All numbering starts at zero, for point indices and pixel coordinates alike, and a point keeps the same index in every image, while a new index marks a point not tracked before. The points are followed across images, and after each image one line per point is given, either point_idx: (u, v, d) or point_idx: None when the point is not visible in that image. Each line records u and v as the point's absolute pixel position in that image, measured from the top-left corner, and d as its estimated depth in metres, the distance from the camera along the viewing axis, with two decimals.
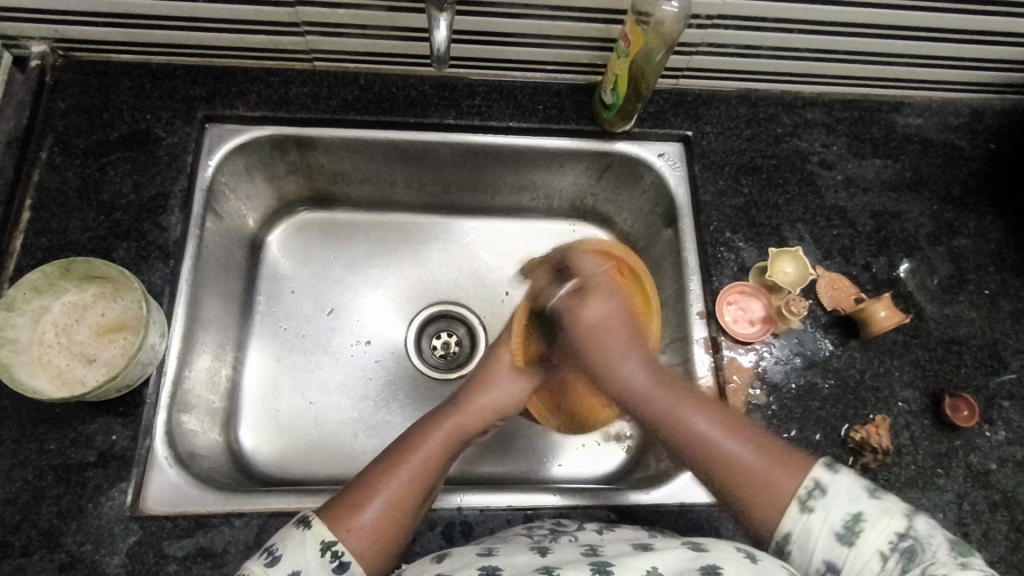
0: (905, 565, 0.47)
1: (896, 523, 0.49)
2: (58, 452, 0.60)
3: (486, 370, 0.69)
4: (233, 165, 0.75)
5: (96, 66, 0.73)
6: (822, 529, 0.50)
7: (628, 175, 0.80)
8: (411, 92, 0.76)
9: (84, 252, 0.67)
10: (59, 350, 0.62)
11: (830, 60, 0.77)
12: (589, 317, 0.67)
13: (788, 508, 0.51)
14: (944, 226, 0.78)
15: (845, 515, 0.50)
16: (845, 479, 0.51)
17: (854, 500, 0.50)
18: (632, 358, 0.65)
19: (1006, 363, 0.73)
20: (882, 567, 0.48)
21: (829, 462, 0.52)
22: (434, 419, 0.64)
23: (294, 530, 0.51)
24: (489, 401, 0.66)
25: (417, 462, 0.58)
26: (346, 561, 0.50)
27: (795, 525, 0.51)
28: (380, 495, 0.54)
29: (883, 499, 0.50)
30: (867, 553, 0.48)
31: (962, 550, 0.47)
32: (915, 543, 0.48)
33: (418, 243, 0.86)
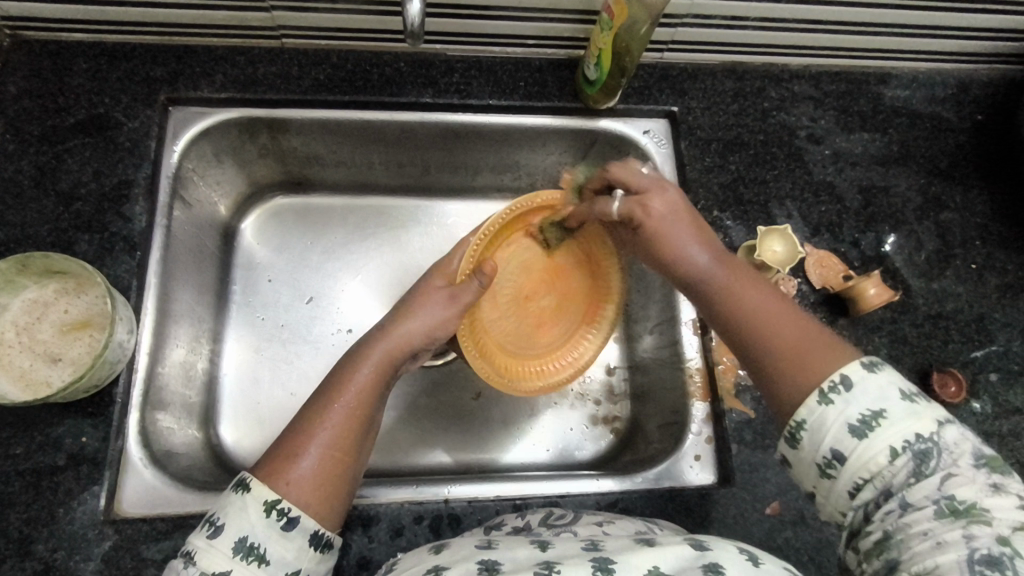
0: (919, 466, 0.41)
1: (922, 426, 0.42)
2: (25, 457, 0.57)
3: (421, 297, 0.60)
4: (200, 151, 0.71)
5: (48, 47, 0.69)
6: (837, 422, 0.43)
7: (614, 153, 0.78)
8: (385, 70, 0.73)
9: (43, 245, 0.63)
10: (21, 351, 0.59)
11: (817, 32, 0.75)
12: (654, 212, 0.56)
13: (807, 396, 0.44)
14: (931, 200, 0.77)
15: (865, 410, 0.42)
16: (880, 378, 0.43)
17: (880, 397, 0.43)
18: (693, 240, 0.54)
19: (992, 337, 0.72)
20: (891, 464, 0.41)
21: (867, 361, 0.44)
22: (363, 348, 0.57)
23: (232, 495, 0.46)
24: (414, 329, 0.58)
25: (349, 400, 0.53)
26: (294, 516, 0.46)
27: (810, 413, 0.44)
28: (317, 440, 0.50)
29: (915, 401, 0.43)
30: (879, 449, 0.41)
31: (994, 467, 0.41)
32: (935, 448, 0.41)
33: (398, 227, 0.83)
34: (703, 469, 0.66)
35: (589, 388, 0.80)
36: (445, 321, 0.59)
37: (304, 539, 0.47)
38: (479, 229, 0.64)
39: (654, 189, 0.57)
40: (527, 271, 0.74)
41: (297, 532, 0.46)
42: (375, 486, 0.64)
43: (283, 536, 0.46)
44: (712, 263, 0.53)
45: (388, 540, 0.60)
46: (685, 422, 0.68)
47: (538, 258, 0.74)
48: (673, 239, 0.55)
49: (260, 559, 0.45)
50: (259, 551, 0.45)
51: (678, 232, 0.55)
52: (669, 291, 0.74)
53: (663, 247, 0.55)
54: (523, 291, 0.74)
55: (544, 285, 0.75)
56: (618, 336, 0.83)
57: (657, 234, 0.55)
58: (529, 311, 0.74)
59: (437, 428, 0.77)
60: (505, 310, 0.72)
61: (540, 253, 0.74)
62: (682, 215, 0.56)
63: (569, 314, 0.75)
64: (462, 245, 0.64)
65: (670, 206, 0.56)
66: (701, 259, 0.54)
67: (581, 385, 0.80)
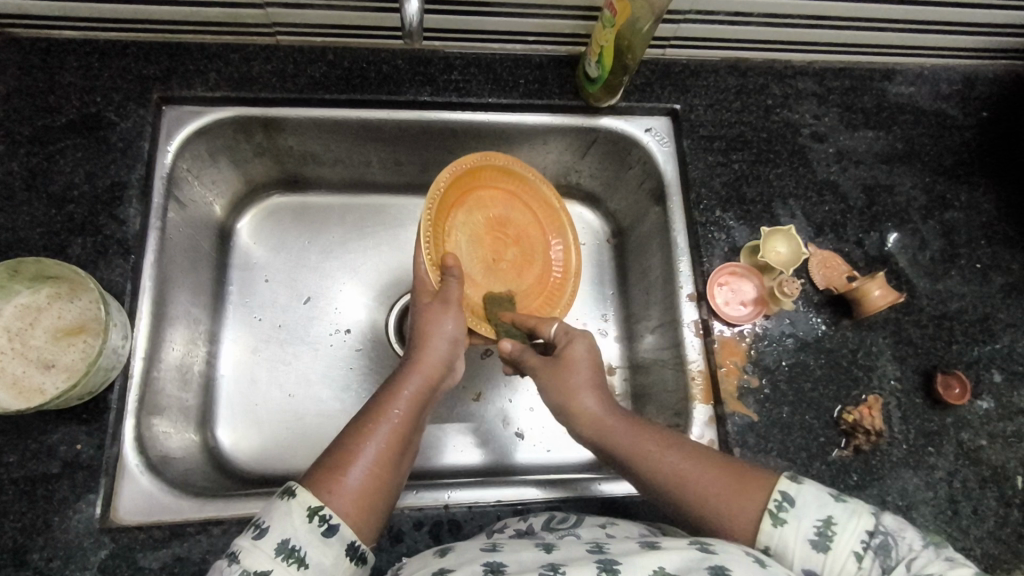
0: (884, 562, 0.45)
1: (864, 523, 0.47)
2: (20, 465, 0.56)
3: (432, 307, 0.61)
4: (194, 150, 0.70)
5: (37, 44, 0.68)
6: (799, 540, 0.47)
7: (615, 151, 0.77)
8: (383, 67, 0.71)
9: (35, 249, 0.62)
10: (13, 357, 0.58)
11: (822, 27, 0.74)
12: (576, 351, 0.62)
13: (760, 522, 0.48)
14: (936, 198, 0.76)
15: (817, 522, 0.47)
16: (811, 491, 0.49)
17: (821, 506, 0.48)
18: (588, 388, 0.60)
19: (996, 338, 0.72)
20: (860, 566, 0.45)
21: (793, 475, 0.50)
22: (399, 373, 0.58)
23: (277, 501, 0.47)
24: (439, 344, 0.60)
25: (394, 416, 0.53)
26: (335, 523, 0.46)
27: (771, 539, 0.48)
28: (364, 455, 0.50)
29: (847, 501, 0.48)
30: (843, 556, 0.46)
31: (937, 543, 0.45)
32: (884, 538, 0.46)
33: (396, 226, 0.82)
34: None
35: None
36: (457, 323, 0.61)
37: (341, 547, 0.46)
38: (421, 232, 0.62)
39: (576, 331, 0.64)
40: (476, 241, 0.72)
41: (337, 538, 0.46)
42: None
43: (323, 542, 0.46)
44: (602, 407, 0.59)
45: (388, 547, 0.59)
46: (687, 424, 0.68)
47: (477, 224, 0.72)
48: (573, 384, 0.60)
49: (300, 562, 0.45)
50: (300, 554, 0.45)
51: (575, 377, 0.61)
52: (670, 291, 0.73)
53: (563, 386, 0.60)
54: (486, 257, 0.73)
55: (500, 241, 0.74)
56: (619, 335, 0.82)
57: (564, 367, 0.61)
58: (502, 270, 0.74)
59: (436, 428, 0.76)
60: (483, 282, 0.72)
61: (478, 220, 0.72)
62: (592, 365, 0.62)
63: (535, 245, 0.75)
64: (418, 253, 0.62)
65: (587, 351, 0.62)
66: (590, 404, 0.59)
67: None
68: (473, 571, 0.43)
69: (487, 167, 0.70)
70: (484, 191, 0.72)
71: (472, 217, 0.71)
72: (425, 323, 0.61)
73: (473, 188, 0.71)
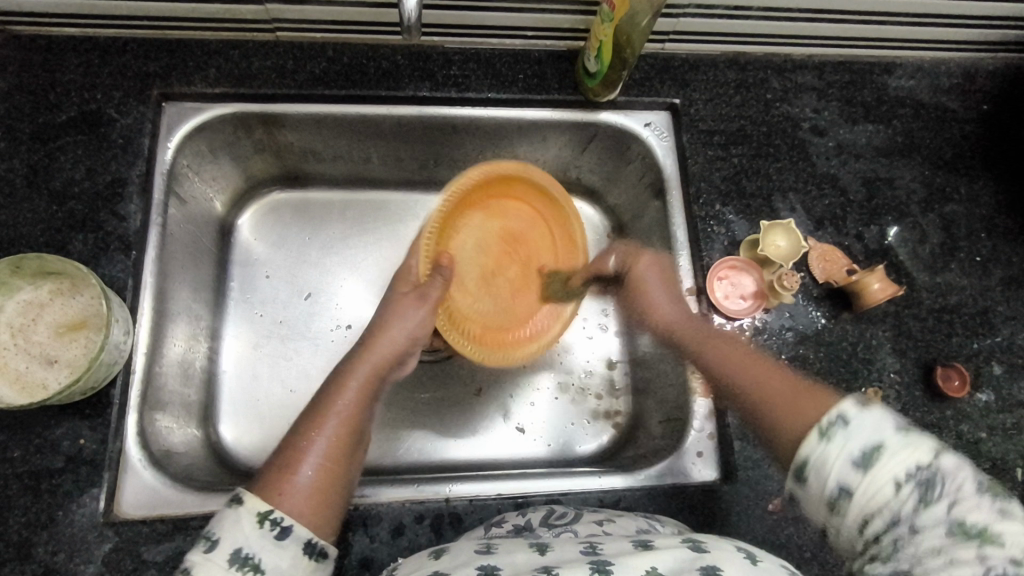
0: (926, 499, 0.37)
1: (921, 456, 0.38)
2: (23, 459, 0.57)
3: (396, 305, 0.61)
4: (195, 147, 0.70)
5: (37, 41, 0.68)
6: (838, 459, 0.39)
7: (615, 146, 0.77)
8: (383, 63, 0.71)
9: (37, 245, 0.63)
10: (16, 352, 0.59)
11: (822, 21, 0.74)
12: (642, 270, 0.67)
13: (806, 434, 0.40)
14: (936, 191, 0.76)
15: (867, 442, 0.38)
16: (874, 411, 0.39)
17: (878, 426, 0.39)
18: (664, 295, 0.65)
19: (996, 330, 0.72)
20: (898, 498, 0.37)
21: (860, 396, 0.40)
22: (348, 363, 0.57)
23: (224, 509, 0.45)
24: (395, 335, 0.59)
25: (341, 411, 0.53)
26: (287, 525, 0.45)
27: (811, 451, 0.40)
28: (309, 455, 0.50)
29: (910, 427, 0.39)
30: (883, 485, 0.37)
31: (996, 491, 0.38)
32: (938, 475, 0.37)
33: (396, 221, 0.82)
34: (706, 466, 0.66)
35: (590, 383, 0.80)
36: (416, 314, 0.60)
37: (298, 548, 0.45)
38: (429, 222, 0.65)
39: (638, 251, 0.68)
40: (484, 249, 0.74)
41: (291, 541, 0.45)
42: (374, 484, 0.64)
43: (278, 545, 0.44)
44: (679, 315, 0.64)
45: (389, 540, 0.59)
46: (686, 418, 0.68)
47: (488, 233, 0.74)
48: (649, 297, 0.66)
49: (255, 569, 0.43)
50: (254, 560, 0.43)
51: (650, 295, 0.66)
52: None
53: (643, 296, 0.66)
54: (487, 268, 0.74)
55: (507, 257, 0.75)
56: (619, 329, 0.82)
57: (637, 282, 0.67)
58: (500, 286, 0.74)
59: (437, 423, 0.77)
60: (474, 291, 0.72)
61: (491, 231, 0.74)
62: (663, 280, 0.67)
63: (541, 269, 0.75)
64: (415, 248, 0.65)
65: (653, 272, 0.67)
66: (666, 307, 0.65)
67: (582, 379, 0.80)
68: None
69: (519, 182, 0.72)
70: (514, 207, 0.75)
71: (488, 224, 0.74)
72: (384, 318, 0.60)
73: (498, 197, 0.74)
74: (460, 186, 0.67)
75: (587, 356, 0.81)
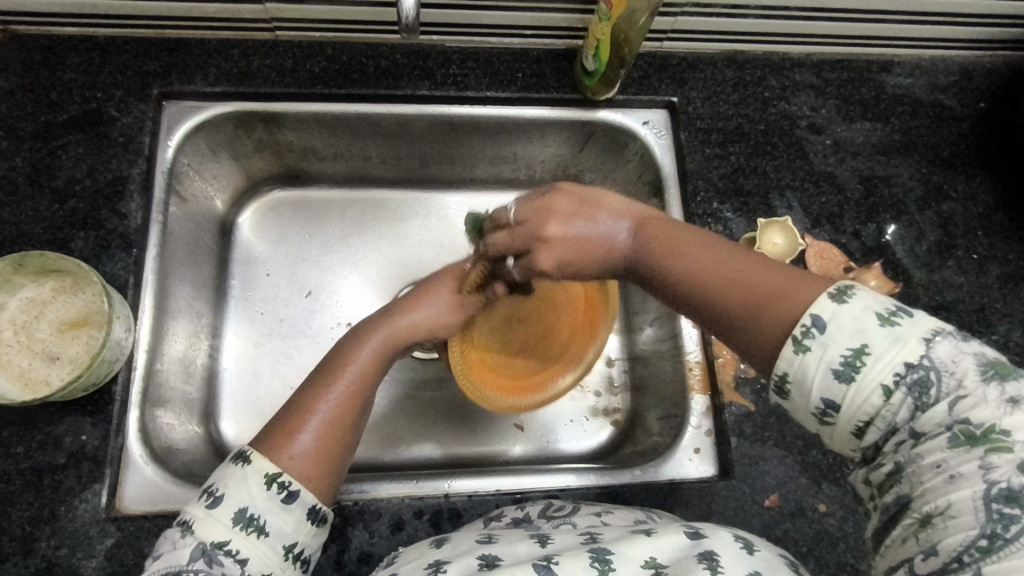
0: (918, 399, 0.37)
1: (907, 353, 0.38)
2: (26, 455, 0.57)
3: (427, 289, 0.62)
4: (195, 145, 0.70)
5: (38, 40, 0.68)
6: (819, 371, 0.40)
7: (613, 144, 0.77)
8: (382, 62, 0.72)
9: (39, 243, 0.63)
10: (18, 349, 0.59)
11: (819, 19, 0.74)
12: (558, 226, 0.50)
13: (782, 346, 0.41)
14: (933, 189, 0.76)
15: (845, 349, 0.39)
16: (853, 311, 0.40)
17: (859, 331, 0.39)
18: (602, 225, 0.50)
19: (993, 328, 0.72)
20: (887, 402, 0.38)
21: (836, 291, 0.41)
22: (365, 328, 0.58)
23: (232, 467, 0.47)
24: (418, 321, 0.59)
25: (351, 380, 0.54)
26: (295, 490, 0.46)
27: (790, 365, 0.41)
28: (315, 417, 0.50)
29: (896, 324, 0.39)
30: (867, 391, 0.39)
31: (1003, 376, 0.36)
32: (930, 373, 0.37)
33: (396, 219, 0.83)
34: (703, 462, 0.66)
35: (588, 379, 0.80)
36: (439, 307, 0.60)
37: (303, 512, 0.47)
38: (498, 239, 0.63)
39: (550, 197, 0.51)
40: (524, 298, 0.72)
41: (297, 505, 0.46)
42: (375, 481, 0.65)
43: (283, 509, 0.46)
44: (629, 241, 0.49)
45: (389, 535, 0.60)
46: (684, 415, 0.68)
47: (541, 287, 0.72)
48: (575, 242, 0.50)
49: (258, 531, 0.45)
50: (259, 522, 0.45)
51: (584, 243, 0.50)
52: None
53: (581, 256, 0.50)
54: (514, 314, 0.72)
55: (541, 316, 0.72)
56: (618, 327, 0.83)
57: (571, 248, 0.50)
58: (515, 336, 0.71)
59: (438, 420, 0.77)
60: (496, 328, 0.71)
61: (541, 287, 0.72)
62: (582, 207, 0.51)
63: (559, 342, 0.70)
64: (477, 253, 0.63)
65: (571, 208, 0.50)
66: (619, 235, 0.50)
67: None
68: (468, 565, 0.44)
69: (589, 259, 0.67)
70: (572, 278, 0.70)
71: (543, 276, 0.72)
72: (415, 298, 0.61)
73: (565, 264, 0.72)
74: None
75: None
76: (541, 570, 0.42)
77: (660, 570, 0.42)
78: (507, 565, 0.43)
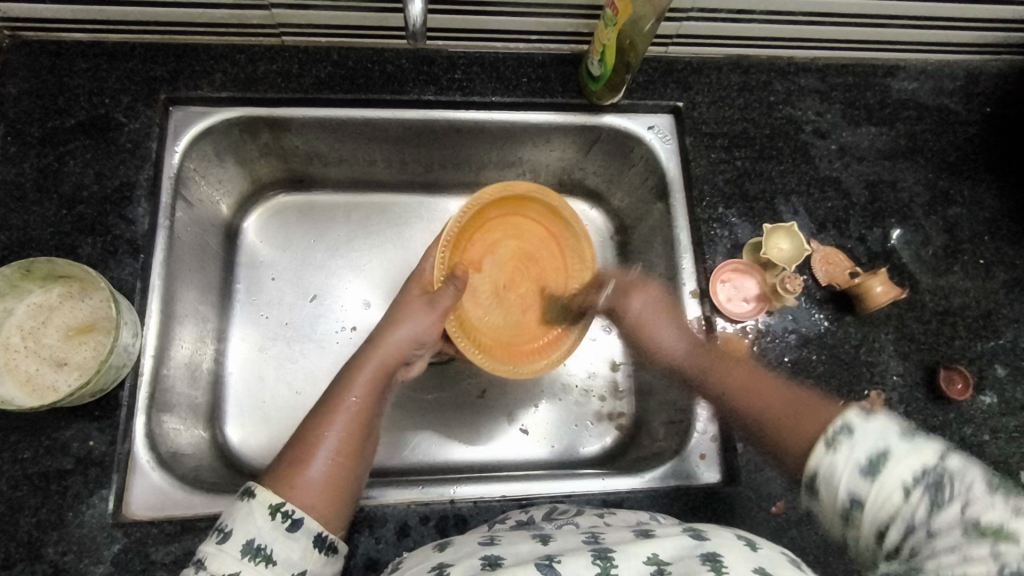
0: (937, 499, 0.34)
1: (929, 455, 0.35)
2: (34, 460, 0.58)
3: (403, 304, 0.63)
4: (201, 151, 0.70)
5: (46, 46, 0.69)
6: (846, 468, 0.37)
7: (618, 149, 0.77)
8: (387, 67, 0.72)
9: (46, 249, 0.63)
10: (26, 355, 0.59)
11: (825, 24, 0.74)
12: (634, 307, 0.68)
13: (813, 446, 0.39)
14: (939, 194, 0.76)
15: (871, 448, 0.36)
16: (876, 412, 0.38)
17: (882, 431, 0.37)
18: (667, 328, 0.67)
19: (999, 333, 0.72)
20: (910, 503, 0.35)
21: (860, 398, 0.39)
22: (356, 359, 0.59)
23: (238, 502, 0.47)
24: (403, 338, 0.60)
25: (352, 405, 0.55)
26: (298, 517, 0.47)
27: (819, 464, 0.38)
28: (321, 448, 0.51)
29: (917, 428, 0.37)
30: (891, 491, 0.35)
31: (1014, 483, 0.34)
32: (950, 474, 0.35)
33: (402, 223, 0.83)
34: (709, 468, 0.66)
35: (593, 383, 0.80)
36: (427, 323, 0.61)
37: (308, 540, 0.47)
38: (445, 232, 0.66)
39: (633, 288, 0.69)
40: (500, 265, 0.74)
41: (301, 533, 0.47)
42: (379, 487, 0.65)
43: (288, 537, 0.47)
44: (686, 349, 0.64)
45: (395, 540, 0.60)
46: (689, 420, 0.68)
47: (507, 249, 0.74)
48: (650, 325, 0.68)
49: (267, 560, 0.45)
50: (266, 552, 0.45)
51: (657, 328, 0.67)
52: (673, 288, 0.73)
53: (643, 334, 0.68)
54: (499, 285, 0.74)
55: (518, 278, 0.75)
56: None
57: (636, 325, 0.68)
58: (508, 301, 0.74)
59: (443, 423, 0.77)
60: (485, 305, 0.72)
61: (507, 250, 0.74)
62: (659, 312, 0.68)
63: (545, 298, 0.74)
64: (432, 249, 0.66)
65: (647, 306, 0.68)
66: (674, 344, 0.65)
67: (584, 381, 0.80)
68: (471, 564, 0.44)
69: (536, 203, 0.73)
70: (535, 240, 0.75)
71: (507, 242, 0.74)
72: (395, 314, 0.62)
73: (510, 215, 0.74)
74: (476, 204, 0.69)
75: (590, 357, 0.81)
76: (543, 568, 0.42)
77: (663, 566, 0.42)
78: (509, 564, 0.43)
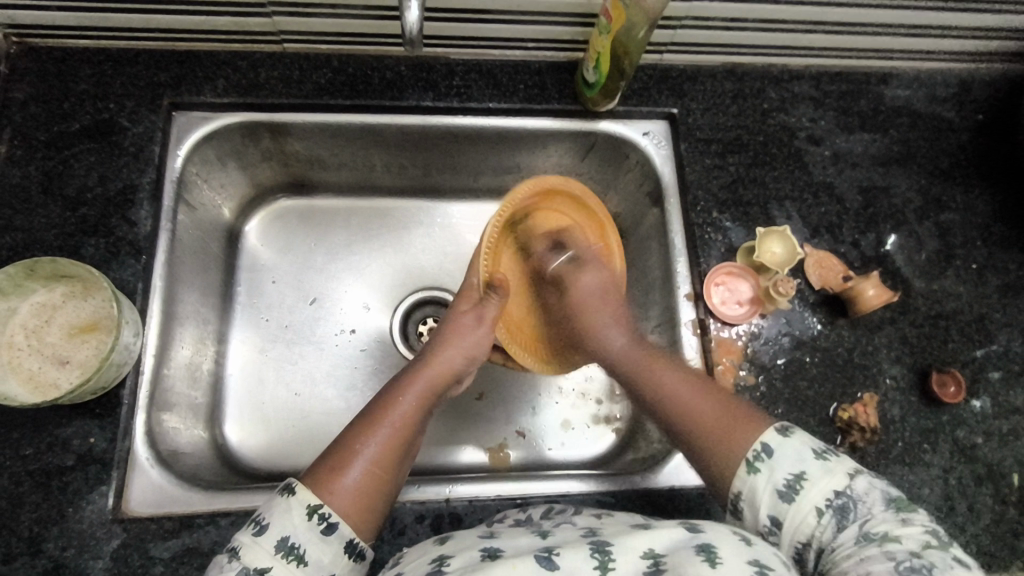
0: (841, 520, 0.48)
1: (836, 482, 0.50)
2: (35, 457, 0.59)
3: (456, 326, 0.65)
4: (203, 154, 0.72)
5: (53, 52, 0.70)
6: (766, 490, 0.51)
7: (614, 154, 0.79)
8: (386, 74, 0.73)
9: (51, 250, 0.65)
10: (30, 353, 0.61)
11: (816, 32, 0.75)
12: (583, 284, 0.72)
13: (738, 466, 0.52)
14: (932, 200, 0.77)
15: (789, 473, 0.51)
16: (793, 442, 0.52)
17: (798, 457, 0.51)
18: (610, 324, 0.69)
19: (992, 337, 0.72)
20: (819, 522, 0.49)
21: (781, 427, 0.53)
22: (405, 375, 0.62)
23: (279, 498, 0.49)
24: (452, 355, 0.63)
25: (396, 419, 0.56)
26: (333, 522, 0.49)
27: (744, 484, 0.52)
28: (361, 456, 0.53)
29: (826, 458, 0.51)
30: (806, 510, 0.49)
31: (901, 505, 0.49)
32: (851, 501, 0.49)
33: (401, 228, 0.84)
34: None
35: (590, 388, 0.81)
36: (477, 340, 0.64)
37: (341, 545, 0.49)
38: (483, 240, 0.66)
39: (586, 265, 0.73)
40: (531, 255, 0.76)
41: (336, 536, 0.49)
42: None
43: (322, 540, 0.48)
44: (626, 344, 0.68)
45: (390, 539, 0.60)
46: None
47: (540, 242, 0.76)
48: (598, 321, 0.70)
49: (299, 559, 0.47)
50: (299, 551, 0.47)
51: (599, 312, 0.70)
52: (668, 292, 0.74)
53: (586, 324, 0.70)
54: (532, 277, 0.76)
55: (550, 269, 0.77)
56: None
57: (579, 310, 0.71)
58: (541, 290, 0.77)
59: (442, 425, 0.78)
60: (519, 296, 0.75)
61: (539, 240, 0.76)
62: (605, 296, 0.71)
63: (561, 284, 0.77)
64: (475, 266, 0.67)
65: (598, 284, 0.72)
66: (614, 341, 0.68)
67: (582, 384, 0.81)
68: (472, 557, 0.45)
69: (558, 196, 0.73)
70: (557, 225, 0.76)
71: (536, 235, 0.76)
72: (446, 332, 0.65)
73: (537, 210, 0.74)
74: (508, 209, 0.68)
75: None
76: (542, 561, 0.43)
77: (659, 559, 0.42)
78: (509, 556, 0.44)
